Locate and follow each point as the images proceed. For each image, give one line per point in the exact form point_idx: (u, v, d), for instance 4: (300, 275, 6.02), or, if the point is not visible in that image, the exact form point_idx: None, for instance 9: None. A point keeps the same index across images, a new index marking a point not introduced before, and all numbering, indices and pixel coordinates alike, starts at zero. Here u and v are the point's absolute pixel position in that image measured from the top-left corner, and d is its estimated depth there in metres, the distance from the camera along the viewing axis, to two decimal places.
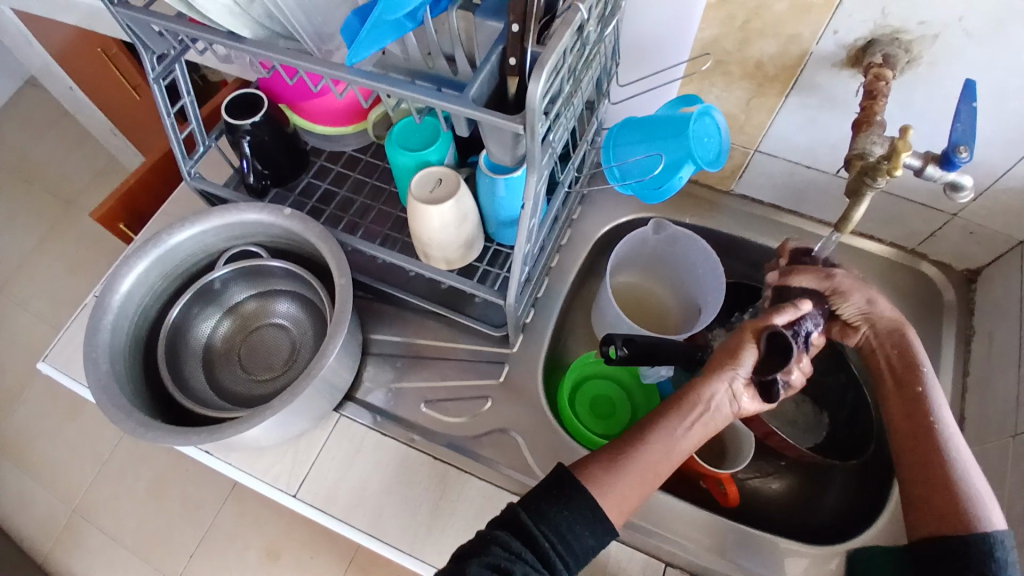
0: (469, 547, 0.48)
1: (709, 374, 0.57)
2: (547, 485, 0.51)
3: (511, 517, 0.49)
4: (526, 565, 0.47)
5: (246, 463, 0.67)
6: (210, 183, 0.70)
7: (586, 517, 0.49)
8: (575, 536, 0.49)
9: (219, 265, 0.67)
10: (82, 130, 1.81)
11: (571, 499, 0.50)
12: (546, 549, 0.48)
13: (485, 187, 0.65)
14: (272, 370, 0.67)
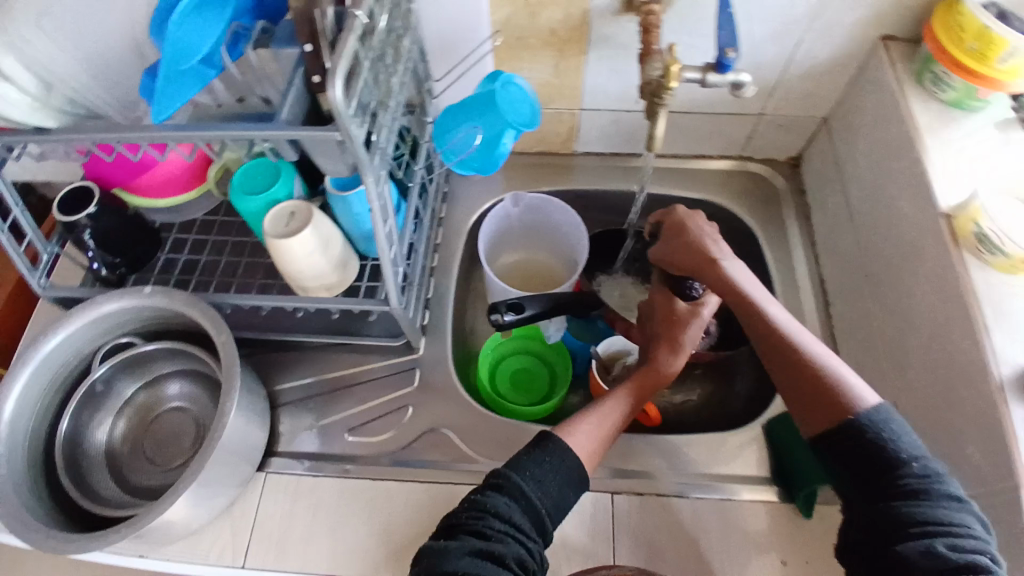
0: (465, 520, 0.51)
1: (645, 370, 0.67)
2: (535, 452, 0.56)
3: (505, 484, 0.53)
4: (525, 535, 0.51)
5: (183, 553, 0.65)
6: (64, 288, 0.68)
7: (570, 480, 0.55)
8: (561, 498, 0.54)
9: (96, 366, 0.65)
10: None
11: (559, 461, 0.55)
12: (541, 513, 0.53)
13: (341, 207, 0.67)
14: (183, 453, 0.66)
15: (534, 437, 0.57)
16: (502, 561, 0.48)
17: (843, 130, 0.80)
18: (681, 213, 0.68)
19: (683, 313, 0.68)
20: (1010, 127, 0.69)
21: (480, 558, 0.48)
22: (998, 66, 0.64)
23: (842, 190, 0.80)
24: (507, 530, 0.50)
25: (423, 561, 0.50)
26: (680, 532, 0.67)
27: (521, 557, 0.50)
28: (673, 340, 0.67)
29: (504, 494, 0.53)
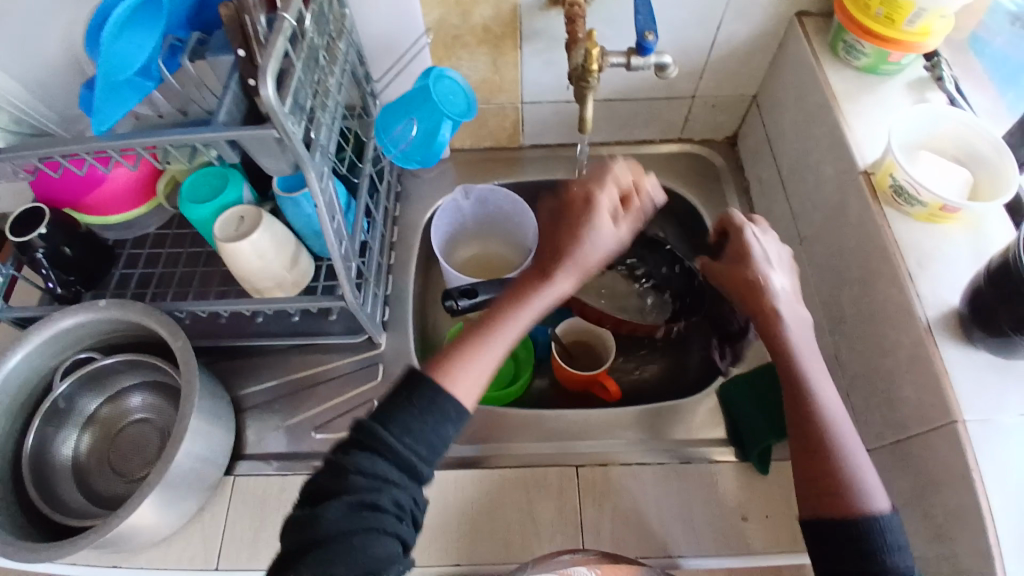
0: (329, 479, 0.48)
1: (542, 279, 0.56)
2: (400, 392, 0.50)
3: (365, 437, 0.49)
4: (394, 483, 0.48)
5: (155, 559, 0.65)
6: (19, 309, 0.68)
7: (448, 416, 0.50)
8: (436, 439, 0.49)
9: (57, 383, 0.66)
10: None
11: (425, 405, 0.49)
12: (411, 458, 0.48)
13: (291, 208, 0.68)
14: (150, 461, 0.67)
15: (402, 378, 0.51)
16: (380, 514, 0.47)
17: (770, 104, 0.84)
18: (749, 235, 0.64)
19: (591, 228, 0.57)
20: (923, 87, 0.73)
21: (353, 515, 0.46)
22: (908, 28, 0.68)
23: (774, 160, 0.83)
24: (377, 485, 0.47)
25: (293, 529, 0.47)
26: (643, 496, 0.69)
27: (399, 504, 0.48)
28: (574, 252, 0.56)
29: (365, 448, 0.48)
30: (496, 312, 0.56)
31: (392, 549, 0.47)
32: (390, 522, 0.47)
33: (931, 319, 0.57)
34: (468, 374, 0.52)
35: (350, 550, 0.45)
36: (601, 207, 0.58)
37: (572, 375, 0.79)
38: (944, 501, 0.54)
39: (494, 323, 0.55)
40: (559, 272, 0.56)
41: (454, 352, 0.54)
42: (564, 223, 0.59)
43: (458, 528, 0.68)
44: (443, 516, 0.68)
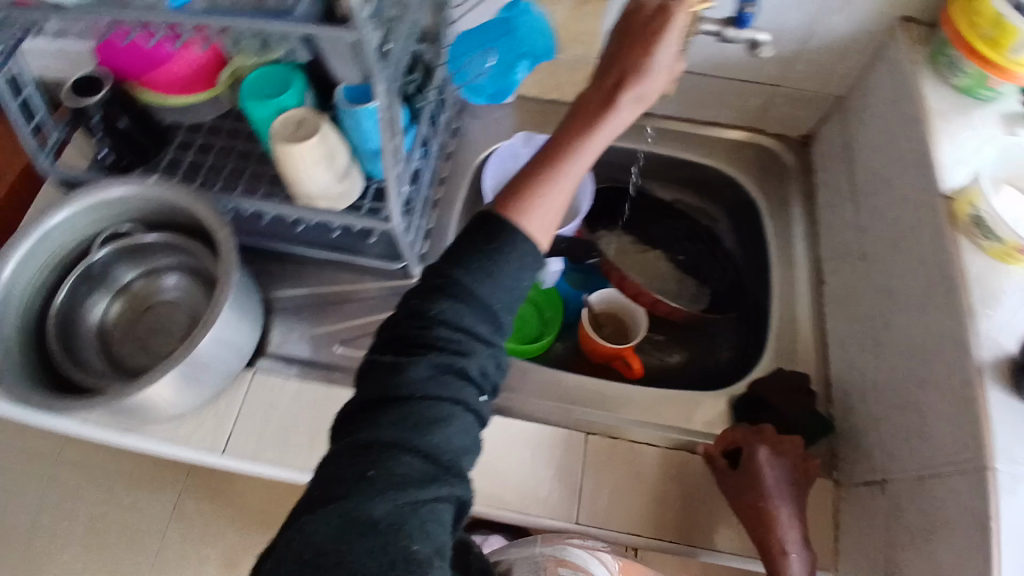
0: (411, 331, 0.46)
1: (613, 102, 0.51)
2: (479, 230, 0.47)
3: (448, 289, 0.46)
4: (478, 340, 0.46)
5: (165, 434, 0.67)
6: (71, 171, 0.69)
7: (527, 263, 0.47)
8: (522, 292, 0.48)
9: (96, 248, 0.67)
10: None
11: (510, 248, 0.47)
12: (496, 313, 0.47)
13: (350, 122, 0.66)
14: (174, 342, 0.68)
15: (473, 220, 0.48)
16: (463, 379, 0.46)
17: (858, 107, 0.79)
18: (764, 466, 0.63)
19: (661, 53, 0.52)
20: (1016, 122, 0.67)
21: (440, 372, 0.45)
22: (1016, 57, 0.63)
23: (848, 167, 0.79)
24: (463, 344, 0.46)
25: (371, 377, 0.46)
26: (646, 476, 0.69)
27: (481, 369, 0.47)
28: (645, 72, 0.52)
29: (449, 299, 0.46)
30: (564, 145, 0.51)
31: (471, 418, 0.46)
32: (470, 390, 0.46)
33: (981, 359, 0.55)
34: (547, 217, 0.49)
35: (434, 412, 0.44)
36: (675, 22, 0.52)
37: (598, 346, 0.78)
38: (959, 548, 0.52)
39: (565, 157, 0.50)
40: (629, 99, 0.51)
41: (530, 191, 0.49)
42: (631, 43, 0.52)
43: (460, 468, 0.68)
44: None
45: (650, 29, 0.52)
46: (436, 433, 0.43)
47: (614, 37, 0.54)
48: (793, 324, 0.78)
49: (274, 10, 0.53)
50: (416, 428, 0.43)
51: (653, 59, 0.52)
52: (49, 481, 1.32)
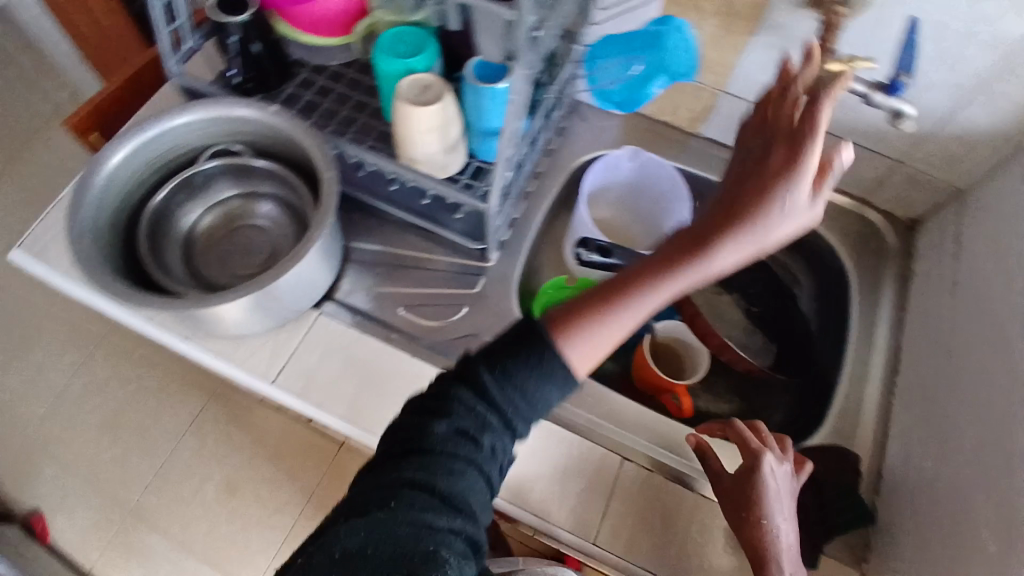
0: (431, 404, 0.48)
1: (705, 246, 0.46)
2: (511, 338, 0.48)
3: (472, 374, 0.48)
4: (493, 428, 0.47)
5: (223, 350, 0.69)
6: (195, 81, 0.71)
7: (553, 380, 0.47)
8: (541, 399, 0.47)
9: (204, 160, 0.69)
10: (40, 59, 1.75)
11: (539, 361, 0.46)
12: (513, 409, 0.47)
13: (471, 98, 0.67)
14: (252, 268, 0.70)
15: (517, 323, 0.49)
16: (473, 456, 0.46)
17: (980, 205, 0.75)
18: (769, 480, 0.61)
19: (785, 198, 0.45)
20: None
21: (451, 446, 0.46)
22: None
23: (953, 262, 0.75)
24: (478, 423, 0.47)
25: (391, 441, 0.48)
26: (674, 518, 0.67)
27: (494, 451, 0.47)
28: (747, 221, 0.45)
29: (470, 385, 0.47)
30: (639, 277, 0.47)
31: (482, 486, 0.47)
32: (477, 471, 0.46)
33: None
34: (599, 342, 0.47)
35: (447, 473, 0.45)
36: (809, 166, 0.45)
37: (651, 375, 0.77)
38: None
39: (630, 293, 0.47)
40: (733, 244, 0.46)
41: (592, 309, 0.47)
42: (756, 179, 0.47)
43: None
44: None
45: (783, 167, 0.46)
46: (447, 489, 0.45)
47: (738, 176, 0.49)
48: (855, 406, 0.76)
49: None
50: (427, 480, 0.44)
51: (758, 210, 0.45)
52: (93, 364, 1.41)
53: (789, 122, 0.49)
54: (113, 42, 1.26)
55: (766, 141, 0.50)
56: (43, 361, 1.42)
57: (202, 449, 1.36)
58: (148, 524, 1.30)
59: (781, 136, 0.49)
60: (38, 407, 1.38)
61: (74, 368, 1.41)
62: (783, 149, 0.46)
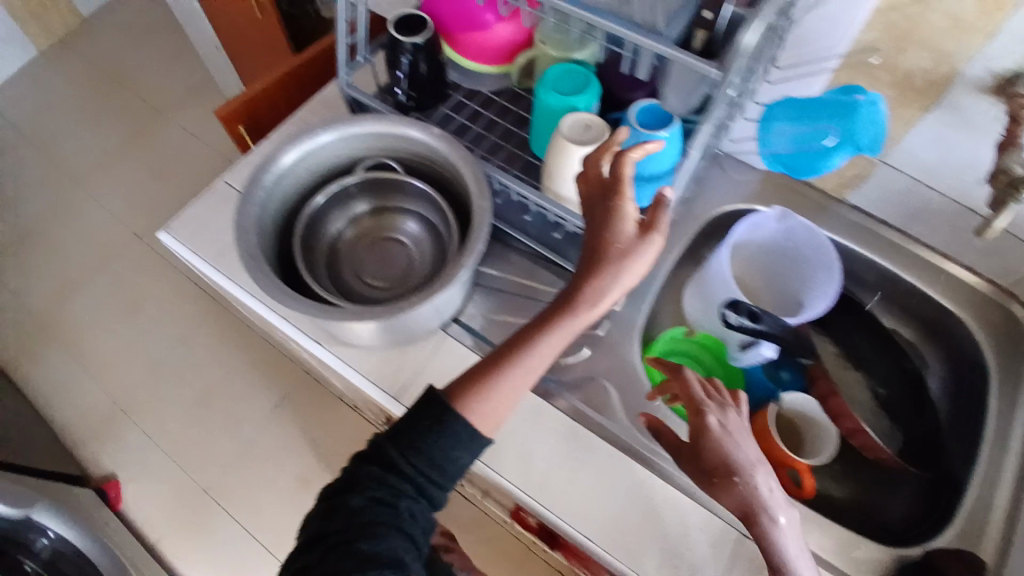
0: (345, 485, 0.56)
1: (569, 302, 0.57)
2: (414, 415, 0.57)
3: (381, 452, 0.56)
4: (405, 495, 0.55)
5: (351, 357, 0.71)
6: (361, 93, 0.74)
7: (460, 438, 0.56)
8: (447, 461, 0.56)
9: (358, 172, 0.71)
10: (183, 43, 1.88)
11: (445, 430, 0.56)
12: (421, 474, 0.55)
13: (628, 143, 0.67)
14: (389, 282, 0.72)
15: (420, 394, 0.58)
16: (393, 519, 0.54)
17: None
18: (720, 437, 0.60)
19: (616, 246, 0.56)
20: None
21: (371, 513, 0.54)
22: None
23: None
24: (392, 492, 0.55)
25: (315, 525, 0.55)
26: None
27: (412, 513, 0.55)
28: (603, 268, 0.56)
29: (381, 463, 0.56)
30: (522, 341, 0.58)
31: (406, 544, 0.54)
32: (396, 531, 0.53)
33: None
34: (499, 399, 0.57)
35: (372, 536, 0.52)
36: (626, 209, 0.57)
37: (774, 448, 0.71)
38: None
39: (521, 356, 0.57)
40: (595, 285, 0.56)
41: (486, 377, 0.57)
42: (589, 237, 0.58)
43: (600, 511, 0.65)
44: (599, 491, 0.66)
45: (608, 218, 0.57)
46: (371, 550, 0.52)
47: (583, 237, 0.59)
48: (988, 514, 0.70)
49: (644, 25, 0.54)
50: (355, 543, 0.52)
51: (609, 254, 0.56)
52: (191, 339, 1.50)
53: (601, 186, 0.58)
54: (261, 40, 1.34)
55: (588, 197, 0.60)
56: (149, 327, 1.53)
57: (279, 437, 1.39)
58: (217, 500, 1.34)
59: (599, 194, 0.59)
60: (135, 371, 1.46)
61: (174, 341, 1.50)
62: (609, 205, 0.58)
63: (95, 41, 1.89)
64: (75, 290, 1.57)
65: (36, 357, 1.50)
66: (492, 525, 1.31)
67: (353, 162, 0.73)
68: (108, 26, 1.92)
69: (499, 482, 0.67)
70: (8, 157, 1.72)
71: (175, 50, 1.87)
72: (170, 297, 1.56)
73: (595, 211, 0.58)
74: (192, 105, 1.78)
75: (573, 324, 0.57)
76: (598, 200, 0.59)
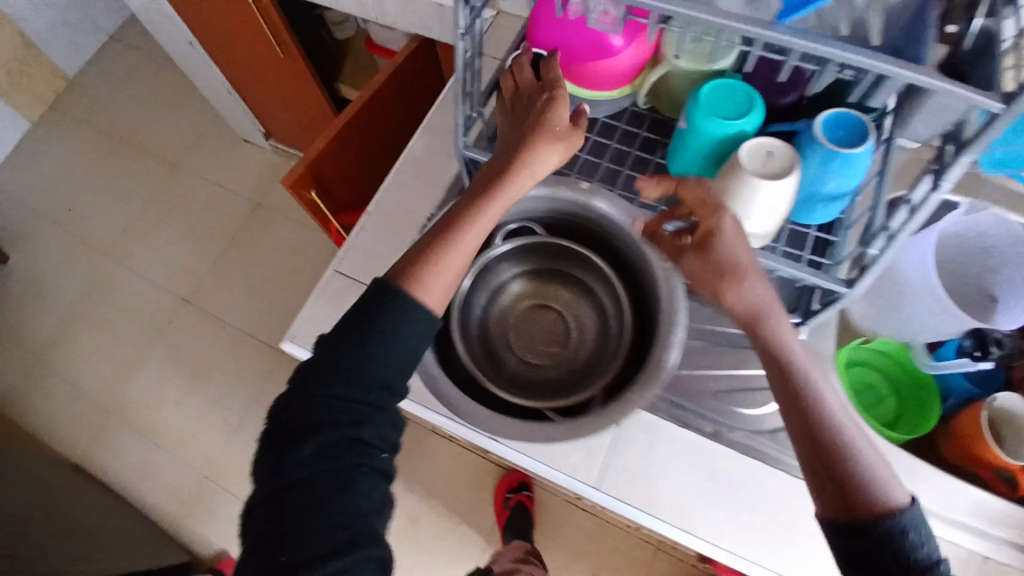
0: (296, 414, 0.52)
1: (502, 175, 0.58)
2: (349, 324, 0.54)
3: (331, 360, 0.53)
4: (374, 422, 0.53)
5: (538, 453, 0.63)
6: (480, 152, 0.66)
7: (409, 316, 0.54)
8: (401, 364, 0.54)
9: (499, 243, 0.65)
10: (184, 86, 1.83)
11: (391, 314, 0.54)
12: (378, 382, 0.53)
13: (814, 161, 0.59)
14: (552, 353, 0.65)
15: (369, 287, 0.56)
16: (362, 447, 0.52)
17: None
18: (728, 236, 0.51)
19: (554, 124, 0.58)
20: None
21: (338, 448, 0.51)
22: None
23: None
24: (357, 417, 0.52)
25: (265, 462, 0.52)
26: None
27: (380, 438, 0.54)
28: (529, 146, 0.58)
29: (325, 370, 0.53)
30: (455, 221, 0.58)
31: (377, 477, 0.53)
32: (370, 456, 0.53)
33: None
34: (441, 275, 0.56)
35: (342, 483, 0.51)
36: (561, 93, 0.59)
37: (990, 455, 0.68)
38: None
39: (453, 235, 0.57)
40: (529, 163, 0.58)
41: (423, 259, 0.57)
42: (516, 126, 0.60)
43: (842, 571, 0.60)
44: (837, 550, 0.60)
45: (542, 109, 0.58)
46: (344, 494, 0.50)
47: (508, 130, 0.60)
48: None
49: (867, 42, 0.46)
50: (326, 501, 0.49)
51: (540, 136, 0.58)
52: (259, 392, 1.48)
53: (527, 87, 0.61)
54: (286, 76, 1.29)
55: (511, 97, 0.62)
56: (220, 391, 1.48)
57: None
58: None
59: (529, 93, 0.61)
60: (214, 438, 1.43)
61: (245, 404, 1.47)
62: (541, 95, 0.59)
63: (92, 99, 1.83)
64: (133, 368, 1.52)
65: (108, 444, 1.45)
66: (614, 530, 1.31)
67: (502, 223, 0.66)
68: (100, 81, 1.85)
69: (733, 563, 0.60)
70: (31, 243, 1.65)
71: (178, 97, 1.82)
72: (232, 359, 1.52)
73: (528, 105, 0.60)
74: (208, 154, 1.74)
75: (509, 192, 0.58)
76: (520, 98, 0.61)
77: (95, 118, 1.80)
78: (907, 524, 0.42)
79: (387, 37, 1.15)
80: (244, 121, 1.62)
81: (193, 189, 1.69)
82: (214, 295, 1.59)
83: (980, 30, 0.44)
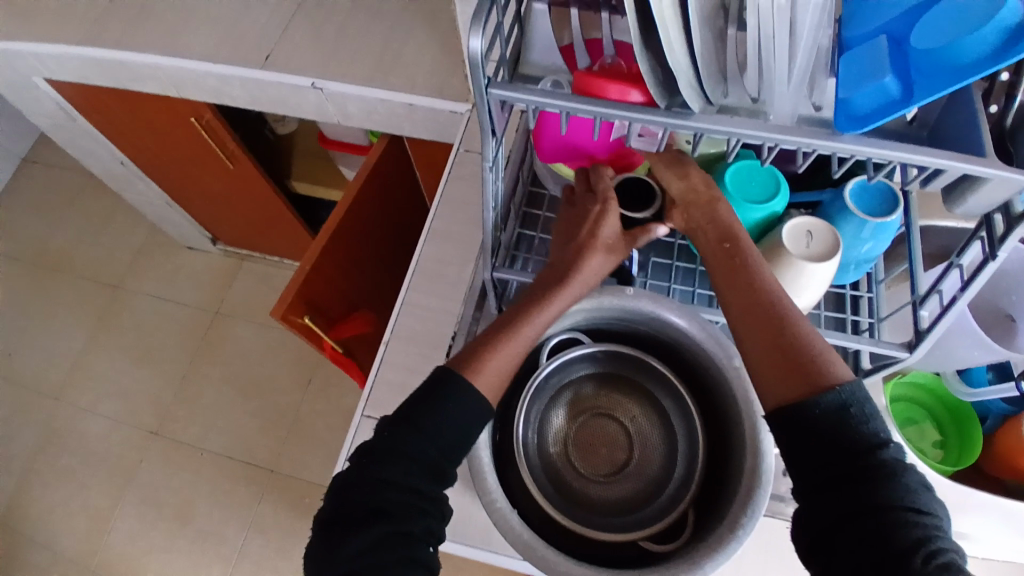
0: (353, 499, 0.47)
1: (557, 284, 0.55)
2: (417, 398, 0.50)
3: (395, 436, 0.49)
4: (424, 512, 0.48)
5: None
6: (508, 272, 0.63)
7: (474, 418, 0.51)
8: (451, 449, 0.50)
9: (546, 362, 0.62)
10: (113, 203, 1.74)
11: (441, 401, 0.50)
12: (434, 461, 0.49)
13: (849, 232, 0.58)
14: (618, 464, 0.62)
15: (437, 372, 0.51)
16: (411, 539, 0.47)
17: None
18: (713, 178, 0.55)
19: (605, 237, 0.55)
20: None
21: (390, 545, 0.46)
22: None
23: None
24: (409, 509, 0.47)
25: (317, 555, 0.47)
26: None
27: (428, 531, 0.48)
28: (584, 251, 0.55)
29: (384, 450, 0.48)
30: (511, 322, 0.54)
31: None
32: (420, 547, 0.47)
33: None
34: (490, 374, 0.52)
35: None
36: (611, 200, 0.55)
37: None
38: None
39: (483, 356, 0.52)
40: (585, 272, 0.55)
41: (465, 361, 0.53)
42: (570, 237, 0.56)
43: None
44: None
45: (593, 222, 0.55)
46: None
47: (562, 236, 0.58)
48: None
49: (915, 137, 0.47)
50: None
51: (593, 251, 0.55)
52: (254, 515, 1.38)
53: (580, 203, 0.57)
54: (235, 184, 1.23)
55: (566, 207, 0.59)
56: (211, 523, 1.37)
57: None
58: None
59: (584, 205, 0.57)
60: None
61: (241, 531, 1.36)
62: (590, 206, 0.56)
63: (14, 232, 1.71)
64: (111, 516, 1.39)
65: None
66: None
67: (543, 340, 0.63)
68: (19, 211, 1.74)
69: None
70: None
71: (110, 216, 1.72)
72: (219, 485, 1.41)
73: (580, 216, 0.56)
74: (151, 268, 1.65)
75: (560, 301, 0.54)
76: (573, 209, 0.58)
77: (20, 251, 1.69)
78: (849, 397, 0.43)
79: (341, 133, 1.11)
80: (187, 231, 1.54)
81: (142, 309, 1.60)
82: (185, 420, 1.48)
83: (1021, 106, 0.45)
